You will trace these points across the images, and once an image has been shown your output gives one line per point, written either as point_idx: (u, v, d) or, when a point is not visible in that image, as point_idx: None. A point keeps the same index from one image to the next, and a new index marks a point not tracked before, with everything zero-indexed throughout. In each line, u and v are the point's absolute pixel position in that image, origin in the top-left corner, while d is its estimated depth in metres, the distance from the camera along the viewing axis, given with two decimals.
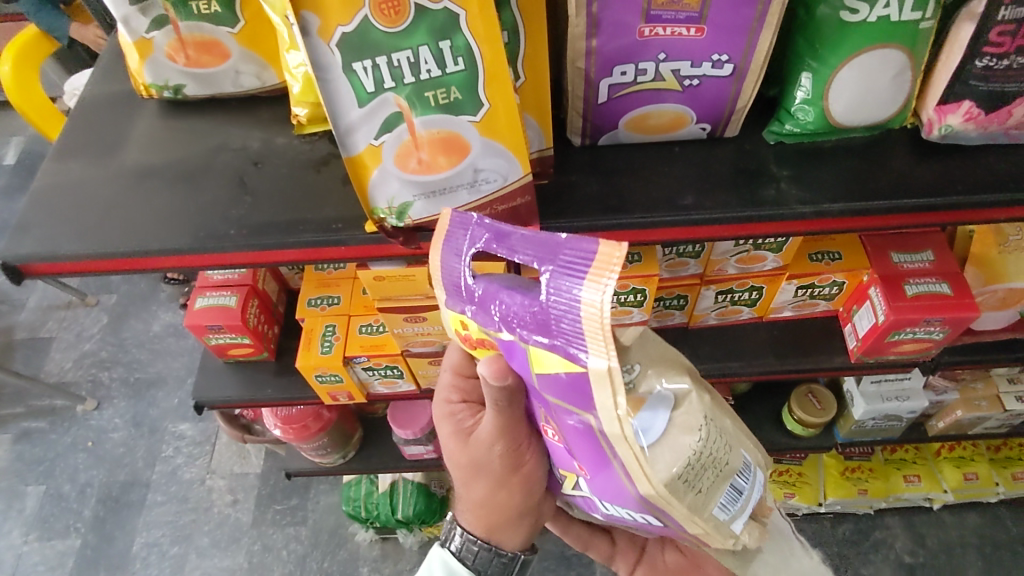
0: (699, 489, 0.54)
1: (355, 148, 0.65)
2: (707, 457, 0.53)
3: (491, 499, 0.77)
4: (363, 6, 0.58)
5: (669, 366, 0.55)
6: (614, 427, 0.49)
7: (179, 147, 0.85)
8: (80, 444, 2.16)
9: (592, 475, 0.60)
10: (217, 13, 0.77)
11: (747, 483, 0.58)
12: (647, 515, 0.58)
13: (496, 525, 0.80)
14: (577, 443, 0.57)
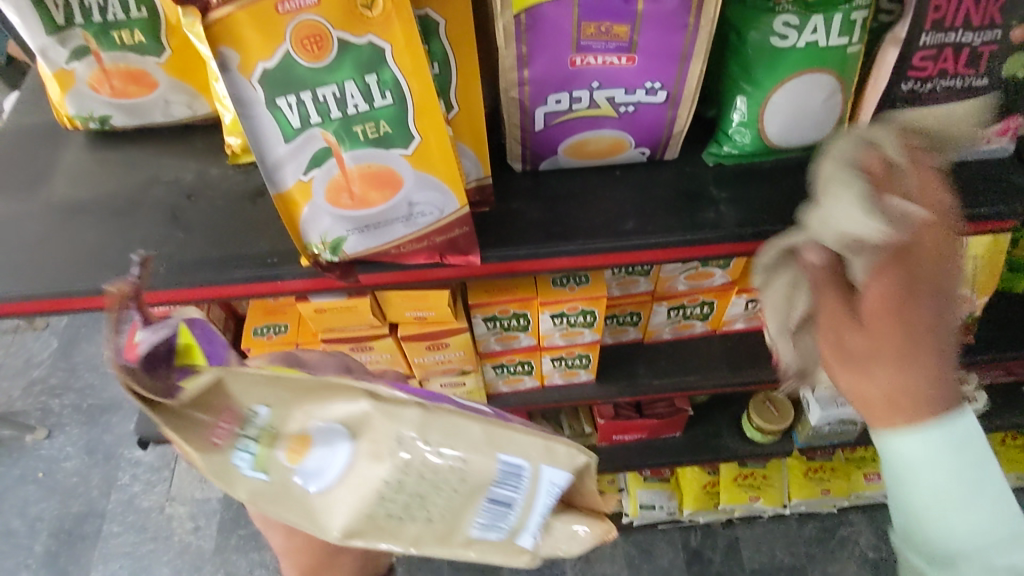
0: (424, 516, 0.45)
1: (284, 184, 0.63)
2: (413, 488, 0.44)
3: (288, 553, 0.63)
4: (284, 41, 0.57)
5: (315, 393, 0.43)
6: (240, 492, 0.43)
7: (107, 180, 0.82)
8: (29, 476, 2.08)
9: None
10: (141, 43, 0.75)
11: (517, 490, 0.47)
12: None
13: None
14: None
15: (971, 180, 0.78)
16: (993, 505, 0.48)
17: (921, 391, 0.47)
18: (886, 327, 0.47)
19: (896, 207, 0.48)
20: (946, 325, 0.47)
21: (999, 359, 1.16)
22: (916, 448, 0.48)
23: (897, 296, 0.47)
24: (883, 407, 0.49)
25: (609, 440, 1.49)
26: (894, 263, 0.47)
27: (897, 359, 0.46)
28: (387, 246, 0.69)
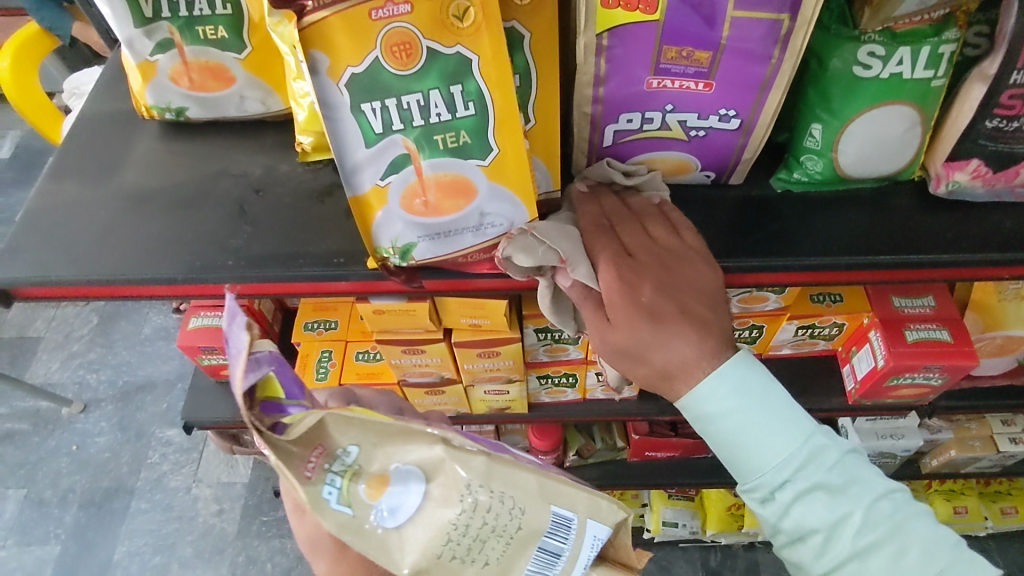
0: (483, 560, 0.53)
1: (361, 187, 0.64)
2: (476, 531, 0.52)
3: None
4: (375, 48, 0.58)
5: (400, 437, 0.52)
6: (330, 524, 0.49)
7: (178, 170, 0.84)
8: (64, 448, 2.13)
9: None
10: (224, 39, 0.76)
11: (563, 541, 0.56)
12: None
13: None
14: None
15: None
16: (783, 420, 0.64)
17: (681, 360, 0.64)
18: (626, 317, 0.64)
19: (620, 234, 0.68)
20: (686, 297, 0.65)
21: None
22: (711, 404, 0.65)
23: (635, 289, 0.64)
24: (670, 373, 0.65)
25: (640, 457, 1.48)
26: (618, 270, 0.65)
27: (648, 342, 0.63)
28: (454, 254, 0.69)
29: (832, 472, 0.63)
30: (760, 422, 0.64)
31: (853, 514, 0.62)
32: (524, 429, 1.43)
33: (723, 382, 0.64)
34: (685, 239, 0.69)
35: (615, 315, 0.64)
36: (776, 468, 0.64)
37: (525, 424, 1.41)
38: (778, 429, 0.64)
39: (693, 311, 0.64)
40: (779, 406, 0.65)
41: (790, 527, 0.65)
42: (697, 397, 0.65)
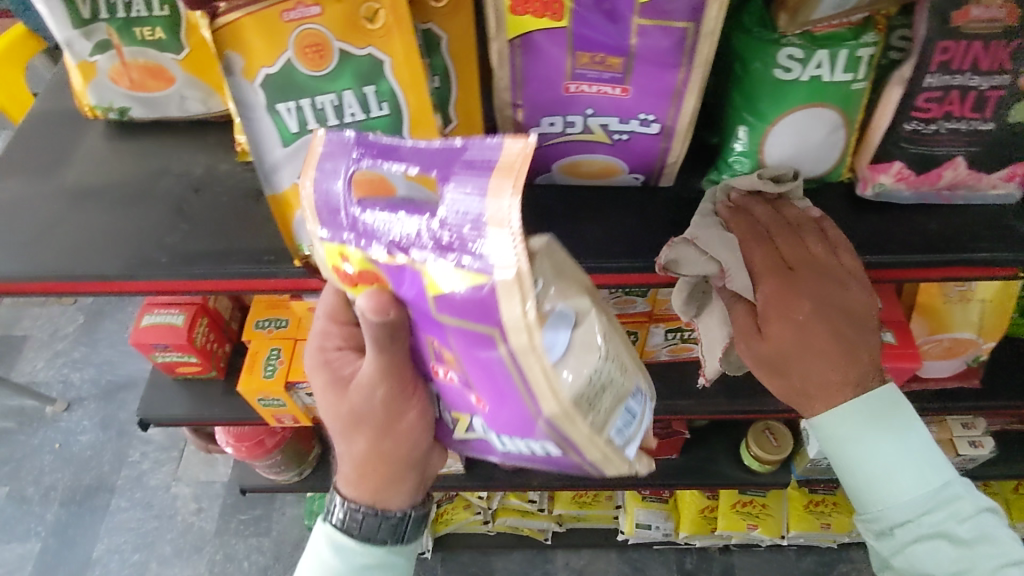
0: (599, 408, 0.51)
1: (280, 185, 0.65)
2: (605, 376, 0.50)
3: (360, 453, 0.68)
4: (286, 48, 0.58)
5: (569, 283, 0.53)
6: (522, 339, 0.46)
7: (121, 168, 0.85)
8: (46, 446, 2.14)
9: (496, 410, 0.53)
10: (162, 40, 0.77)
11: (640, 406, 0.55)
12: (548, 447, 0.53)
13: (359, 482, 0.69)
14: (478, 373, 0.51)
15: (976, 225, 0.76)
16: (921, 461, 0.71)
17: (821, 380, 0.71)
18: (781, 330, 0.71)
19: (777, 244, 0.73)
20: (842, 320, 0.71)
21: (1001, 409, 1.14)
22: (842, 429, 0.72)
23: (793, 305, 0.71)
24: (811, 389, 0.72)
25: None
26: (780, 286, 0.71)
27: (794, 355, 0.71)
28: None
29: (955, 518, 0.69)
30: (896, 456, 0.72)
31: (977, 567, 0.67)
32: None
33: (856, 416, 0.72)
34: (841, 259, 0.73)
35: (771, 326, 0.72)
36: (905, 505, 0.71)
37: None
38: (903, 463, 0.71)
39: (845, 332, 0.71)
40: (902, 443, 0.72)
41: (902, 564, 0.71)
42: (835, 418, 0.72)
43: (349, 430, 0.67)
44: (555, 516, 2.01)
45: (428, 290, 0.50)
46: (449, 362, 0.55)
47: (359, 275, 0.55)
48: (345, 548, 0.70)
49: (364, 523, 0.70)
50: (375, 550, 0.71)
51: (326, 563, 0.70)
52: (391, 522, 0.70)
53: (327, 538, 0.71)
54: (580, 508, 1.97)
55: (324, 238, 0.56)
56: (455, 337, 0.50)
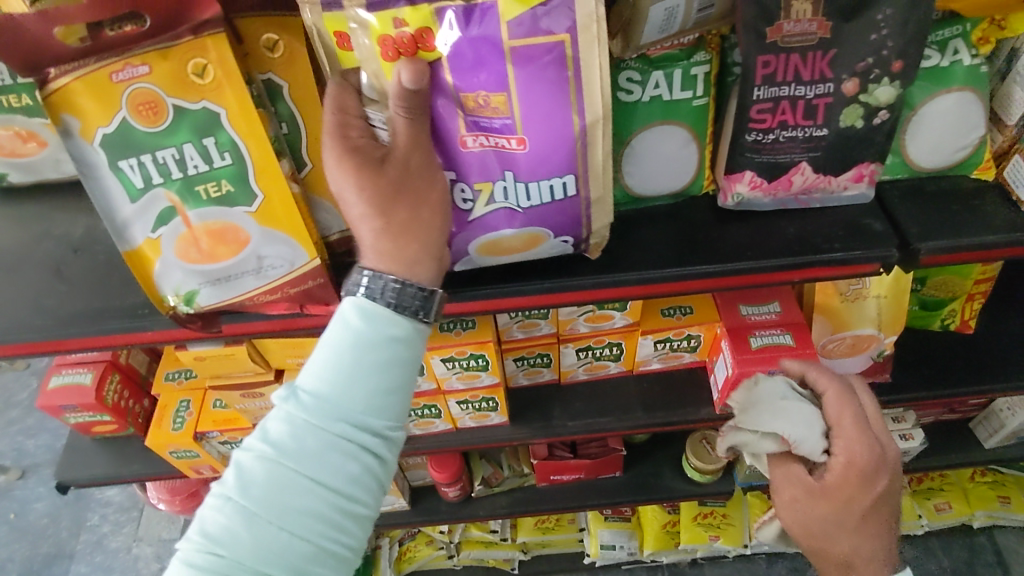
0: None
1: (135, 241, 0.66)
2: None
3: (395, 228, 0.61)
4: (120, 108, 0.60)
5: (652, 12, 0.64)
6: (594, 29, 0.58)
7: (2, 234, 0.85)
8: (1, 516, 2.07)
9: (533, 147, 0.63)
10: (28, 105, 0.76)
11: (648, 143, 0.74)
12: (568, 181, 0.66)
13: (389, 261, 0.61)
14: (533, 95, 0.60)
15: (833, 227, 0.79)
16: None
17: (872, 552, 0.73)
18: (838, 497, 0.73)
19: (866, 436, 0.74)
20: (883, 497, 0.73)
21: (917, 399, 1.16)
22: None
23: (873, 479, 0.72)
24: (834, 560, 0.75)
25: (547, 481, 1.48)
26: (868, 441, 0.73)
27: (837, 531, 0.74)
28: (239, 298, 0.71)
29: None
30: None
31: None
32: (427, 461, 1.43)
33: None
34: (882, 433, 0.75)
35: (836, 484, 0.73)
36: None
37: (425, 457, 1.41)
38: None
39: (893, 516, 0.75)
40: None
41: None
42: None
43: (384, 203, 0.60)
44: (520, 545, 1.96)
45: (501, 18, 0.57)
46: (490, 113, 0.62)
47: (411, 37, 0.58)
48: (375, 313, 0.60)
49: (389, 291, 0.60)
50: (403, 320, 0.60)
51: (356, 326, 0.59)
52: (417, 294, 0.60)
53: (349, 305, 0.60)
54: (544, 534, 1.94)
55: (372, 5, 0.57)
56: (517, 68, 0.59)
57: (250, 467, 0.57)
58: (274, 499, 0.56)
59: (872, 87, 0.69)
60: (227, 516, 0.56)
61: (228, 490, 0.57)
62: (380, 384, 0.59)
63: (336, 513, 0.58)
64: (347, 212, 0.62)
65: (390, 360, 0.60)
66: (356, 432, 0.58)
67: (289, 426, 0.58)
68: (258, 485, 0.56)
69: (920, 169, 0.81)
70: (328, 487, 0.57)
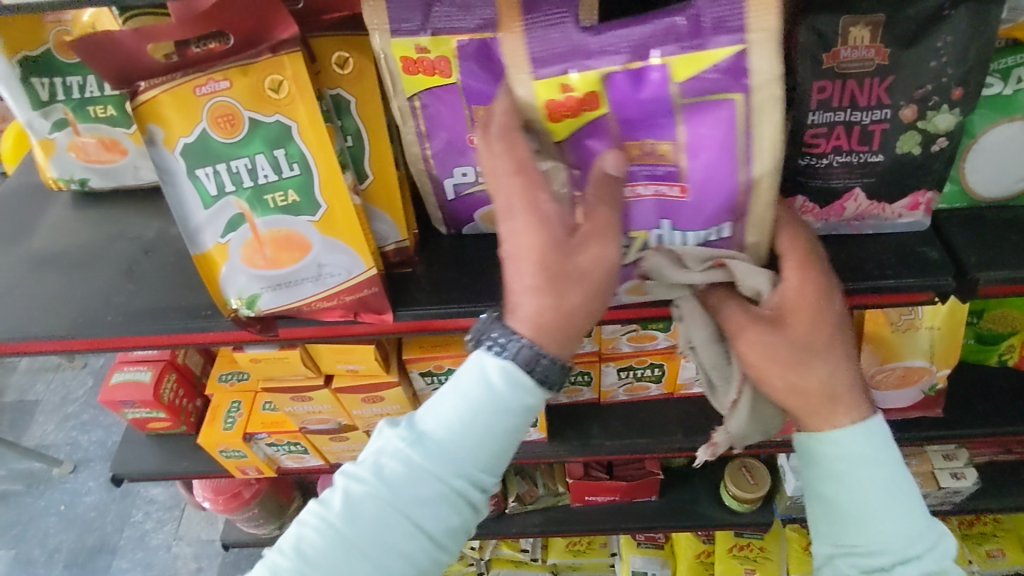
0: None
1: (205, 245, 0.70)
2: None
3: (564, 311, 0.56)
4: (200, 120, 0.64)
5: None
6: (770, 90, 0.57)
7: (81, 235, 0.91)
8: (52, 507, 2.15)
9: (696, 197, 0.64)
10: (112, 116, 0.84)
11: None
12: (722, 230, 0.66)
13: (546, 337, 0.57)
14: (699, 154, 0.61)
15: (886, 254, 0.78)
16: (909, 506, 0.62)
17: (846, 383, 0.63)
18: (802, 323, 0.62)
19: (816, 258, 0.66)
20: (844, 321, 0.63)
21: (968, 436, 1.12)
22: (864, 450, 0.62)
23: (827, 300, 0.63)
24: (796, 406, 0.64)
25: (581, 502, 1.47)
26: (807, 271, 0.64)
27: (793, 361, 0.62)
28: (298, 304, 0.74)
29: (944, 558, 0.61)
30: (891, 502, 0.62)
31: None
32: None
33: (868, 437, 0.62)
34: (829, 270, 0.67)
35: (794, 323, 0.62)
36: (907, 541, 0.61)
37: None
38: (910, 510, 0.62)
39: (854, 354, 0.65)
40: (910, 494, 0.63)
41: None
42: (853, 434, 0.63)
43: (561, 287, 0.55)
44: (550, 566, 1.94)
45: (672, 80, 0.58)
46: (653, 162, 0.63)
47: (577, 100, 0.60)
48: (516, 381, 0.57)
49: (525, 351, 0.57)
50: (534, 390, 0.58)
51: (492, 388, 0.57)
52: (548, 369, 0.57)
53: (489, 362, 0.58)
54: (575, 557, 1.92)
55: (540, 71, 0.59)
56: (686, 121, 0.60)
57: (359, 499, 0.57)
58: (376, 535, 0.57)
59: (931, 114, 0.68)
60: (325, 541, 0.57)
61: (329, 514, 0.57)
62: (499, 448, 0.58)
63: (427, 560, 0.58)
64: (513, 282, 0.57)
65: (515, 426, 0.58)
66: (467, 488, 0.58)
67: (406, 469, 0.57)
68: (364, 519, 0.57)
69: (978, 198, 0.79)
70: (425, 533, 0.57)
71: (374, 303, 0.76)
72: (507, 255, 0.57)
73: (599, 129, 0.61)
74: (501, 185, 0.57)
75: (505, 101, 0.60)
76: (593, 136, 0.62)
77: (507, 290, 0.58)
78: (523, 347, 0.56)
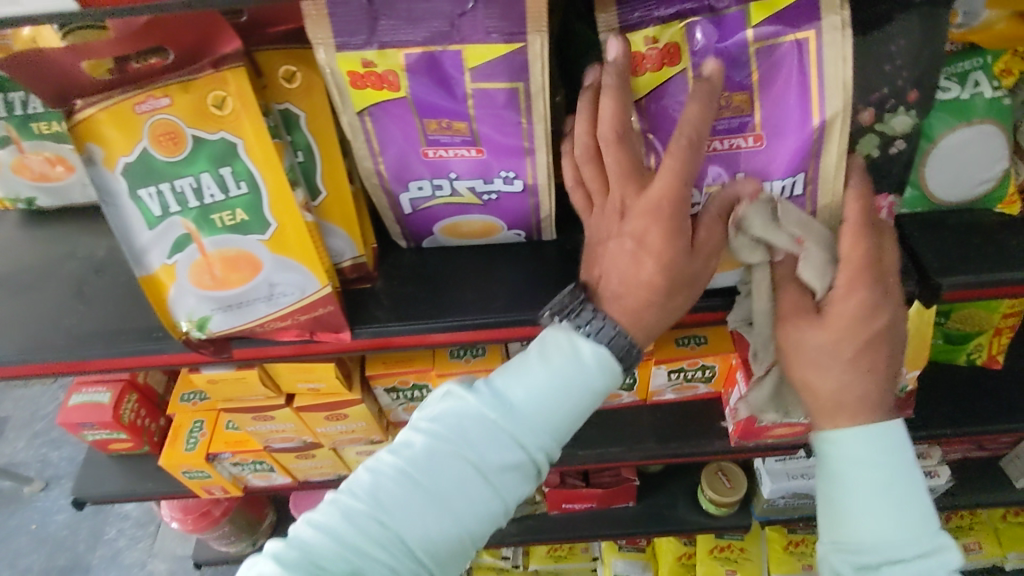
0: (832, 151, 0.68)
1: (150, 267, 0.68)
2: None
3: (666, 308, 0.62)
4: (141, 137, 0.62)
5: None
6: (837, 31, 0.60)
7: (30, 255, 0.88)
8: (22, 528, 2.10)
9: (769, 146, 0.65)
10: (57, 132, 0.81)
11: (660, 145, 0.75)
12: (795, 181, 0.67)
13: (636, 323, 0.62)
14: (777, 98, 0.63)
15: None
16: (908, 510, 0.62)
17: (863, 395, 0.62)
18: (838, 330, 0.61)
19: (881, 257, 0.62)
20: (881, 335, 0.61)
21: (939, 435, 1.13)
22: (869, 450, 0.63)
23: (873, 315, 0.61)
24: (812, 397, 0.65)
25: (559, 510, 1.46)
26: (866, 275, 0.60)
27: (810, 357, 0.63)
28: (252, 324, 0.72)
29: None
30: (888, 506, 0.62)
31: None
32: None
33: (876, 442, 0.63)
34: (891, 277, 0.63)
35: (832, 319, 0.62)
36: (901, 543, 0.61)
37: None
38: (913, 520, 0.62)
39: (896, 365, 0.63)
40: (911, 503, 0.62)
41: None
42: (860, 441, 0.63)
43: (676, 289, 0.61)
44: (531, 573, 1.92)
45: (748, 26, 0.61)
46: (729, 114, 0.65)
47: (660, 52, 0.63)
48: (602, 361, 0.61)
49: (619, 340, 0.62)
50: (615, 367, 0.62)
51: (584, 359, 0.61)
52: (625, 350, 0.62)
53: (580, 342, 0.62)
54: (556, 562, 1.90)
55: (627, 26, 0.63)
56: (762, 68, 0.63)
57: (443, 454, 0.58)
58: (454, 490, 0.58)
59: (888, 117, 0.68)
60: (404, 490, 0.57)
61: (405, 464, 0.58)
62: (576, 423, 0.62)
63: (491, 522, 0.60)
64: (618, 272, 0.61)
65: (592, 406, 0.62)
66: (543, 459, 0.61)
67: (493, 432, 0.59)
68: (445, 474, 0.58)
69: (941, 202, 0.78)
70: (495, 491, 0.59)
71: (331, 321, 0.74)
72: (630, 251, 0.59)
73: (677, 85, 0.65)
74: (658, 190, 0.57)
75: (698, 107, 0.56)
76: (673, 91, 0.65)
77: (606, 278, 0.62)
78: (609, 330, 0.62)
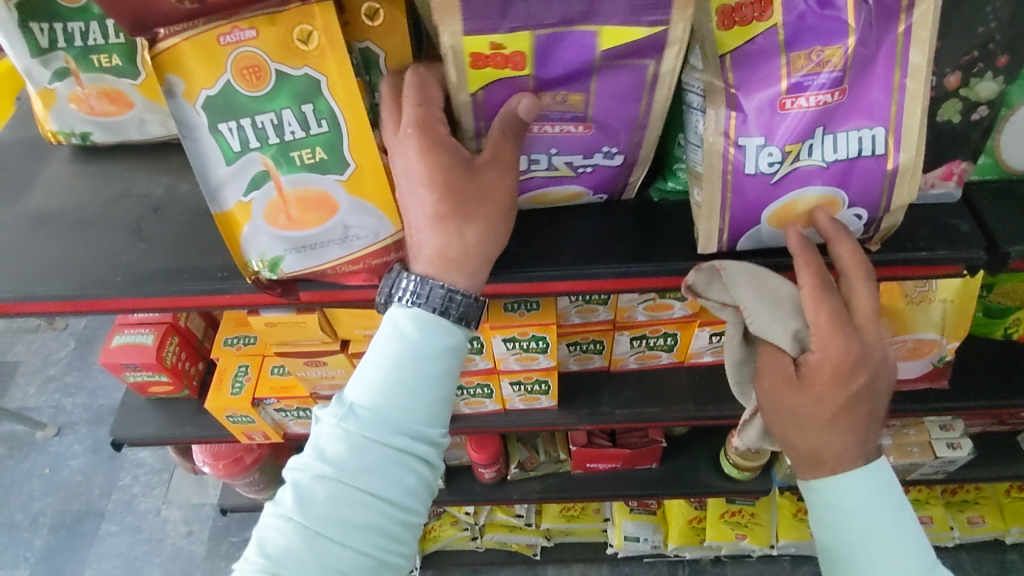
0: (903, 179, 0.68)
1: (226, 204, 0.67)
2: None
3: (466, 243, 0.63)
4: (225, 71, 0.60)
5: None
6: None
7: (84, 192, 0.87)
8: (36, 471, 2.12)
9: (855, 102, 0.63)
10: (117, 66, 0.79)
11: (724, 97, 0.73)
12: (875, 136, 0.65)
13: (453, 267, 0.63)
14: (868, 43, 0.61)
15: (919, 225, 0.77)
16: (905, 545, 0.67)
17: (841, 451, 0.67)
18: (817, 392, 0.65)
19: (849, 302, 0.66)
20: (864, 393, 0.65)
21: (970, 407, 1.14)
22: (852, 498, 0.67)
23: (851, 375, 0.64)
24: (807, 456, 0.69)
25: (582, 469, 1.49)
26: (845, 338, 0.63)
27: (796, 421, 0.67)
28: (321, 267, 0.71)
29: None
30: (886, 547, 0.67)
31: None
32: (465, 441, 1.45)
33: (856, 490, 0.67)
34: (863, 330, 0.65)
35: (814, 384, 0.65)
36: None
37: (465, 437, 1.43)
38: (904, 556, 0.67)
39: (876, 415, 0.67)
40: (904, 540, 0.67)
41: None
42: (844, 488, 0.67)
43: (468, 206, 0.62)
44: (543, 531, 1.93)
45: None
46: (819, 70, 0.62)
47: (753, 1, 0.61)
48: (429, 324, 0.64)
49: (442, 299, 0.63)
50: (451, 328, 0.64)
51: (408, 341, 0.63)
52: (459, 303, 0.63)
53: (402, 314, 0.64)
54: (568, 522, 1.90)
55: None
56: (858, 26, 0.60)
57: (311, 485, 0.63)
58: (333, 516, 0.62)
59: (974, 81, 0.67)
60: (288, 535, 0.62)
61: (286, 510, 0.62)
62: (432, 400, 0.64)
63: (393, 524, 0.64)
64: (415, 209, 0.62)
65: (443, 371, 0.65)
66: (411, 443, 0.64)
67: (349, 442, 0.63)
68: (319, 502, 0.62)
69: (1010, 169, 0.79)
70: (374, 496, 0.63)
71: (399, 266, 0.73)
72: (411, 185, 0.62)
73: (766, 40, 0.62)
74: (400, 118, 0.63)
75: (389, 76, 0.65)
76: (762, 46, 0.62)
77: (407, 225, 0.64)
78: (431, 288, 0.63)
